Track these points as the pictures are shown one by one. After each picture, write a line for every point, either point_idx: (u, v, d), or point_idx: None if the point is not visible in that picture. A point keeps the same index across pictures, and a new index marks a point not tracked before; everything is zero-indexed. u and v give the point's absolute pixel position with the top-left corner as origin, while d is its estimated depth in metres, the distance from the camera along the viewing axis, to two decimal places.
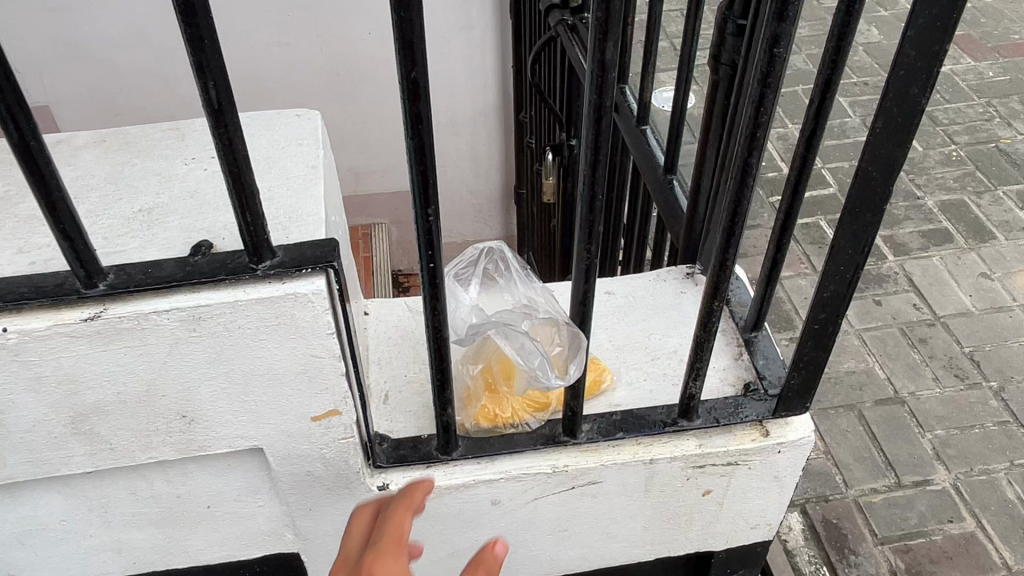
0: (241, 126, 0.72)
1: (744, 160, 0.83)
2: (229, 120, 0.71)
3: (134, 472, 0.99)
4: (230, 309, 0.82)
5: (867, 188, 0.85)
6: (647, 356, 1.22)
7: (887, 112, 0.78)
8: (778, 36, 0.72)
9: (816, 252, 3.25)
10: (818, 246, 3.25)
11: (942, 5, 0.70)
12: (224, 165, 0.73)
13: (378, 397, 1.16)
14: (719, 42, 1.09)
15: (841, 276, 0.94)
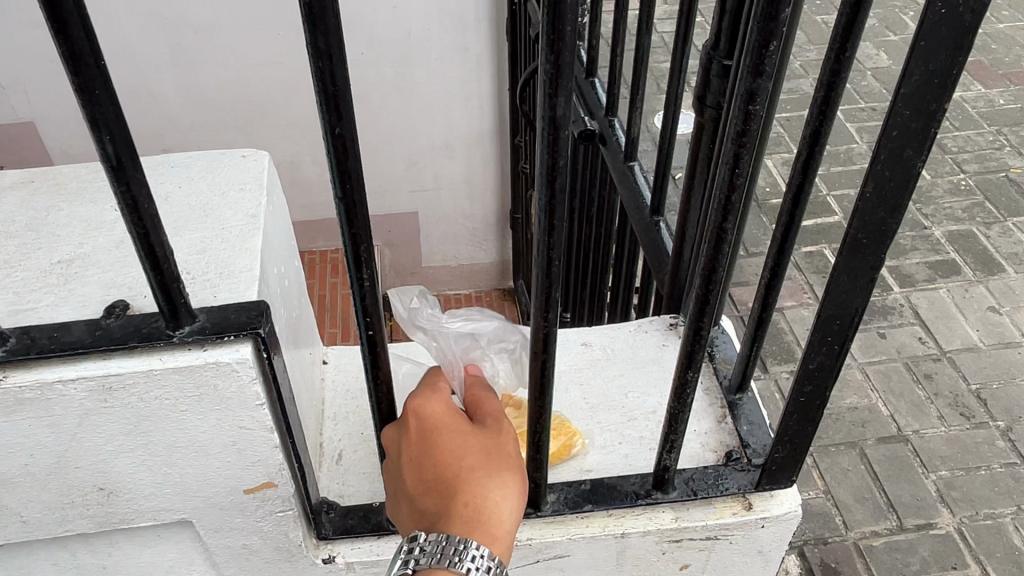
0: (146, 184, 0.64)
1: (719, 225, 0.74)
2: (132, 177, 0.63)
3: (52, 544, 0.90)
4: (145, 379, 0.74)
5: (857, 255, 0.76)
6: (623, 417, 1.13)
7: (878, 176, 0.70)
8: (754, 92, 0.64)
9: (819, 282, 3.16)
10: (821, 276, 3.16)
11: (940, 60, 0.62)
12: (129, 227, 0.65)
13: (331, 456, 1.08)
14: (703, 83, 1.00)
15: (829, 347, 0.85)
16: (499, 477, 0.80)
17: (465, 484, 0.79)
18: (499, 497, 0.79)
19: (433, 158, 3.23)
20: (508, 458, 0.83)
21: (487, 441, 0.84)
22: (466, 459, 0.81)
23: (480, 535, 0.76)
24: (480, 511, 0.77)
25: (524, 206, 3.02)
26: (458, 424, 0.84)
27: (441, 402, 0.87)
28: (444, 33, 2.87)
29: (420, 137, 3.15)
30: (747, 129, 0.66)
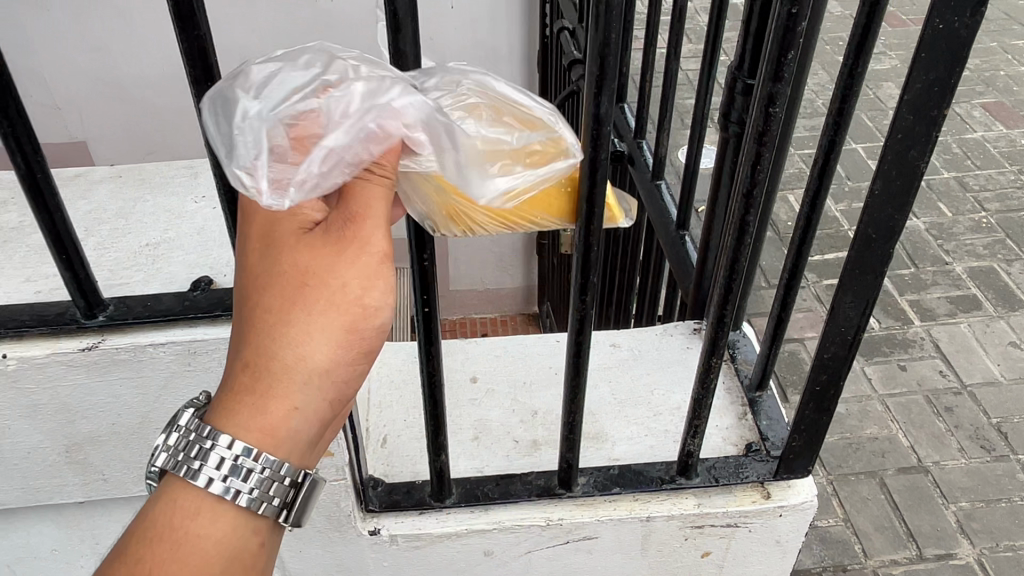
0: None
1: (742, 219, 0.83)
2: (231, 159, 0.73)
3: (126, 505, 0.99)
4: (226, 345, 0.83)
5: (867, 250, 0.84)
6: (650, 412, 1.21)
7: (885, 175, 0.78)
8: (774, 96, 0.73)
9: None
10: None
11: (939, 70, 0.70)
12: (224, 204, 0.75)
13: (376, 441, 1.15)
14: (728, 101, 1.04)
15: (842, 337, 0.92)
16: (294, 335, 0.68)
17: (257, 331, 0.69)
18: (294, 359, 0.68)
19: None
20: (319, 309, 0.68)
21: (301, 266, 0.68)
22: (264, 302, 0.69)
23: (254, 407, 0.69)
24: (257, 368, 0.68)
25: (551, 233, 3.11)
26: (284, 240, 0.69)
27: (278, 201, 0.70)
28: (478, 65, 2.99)
29: None
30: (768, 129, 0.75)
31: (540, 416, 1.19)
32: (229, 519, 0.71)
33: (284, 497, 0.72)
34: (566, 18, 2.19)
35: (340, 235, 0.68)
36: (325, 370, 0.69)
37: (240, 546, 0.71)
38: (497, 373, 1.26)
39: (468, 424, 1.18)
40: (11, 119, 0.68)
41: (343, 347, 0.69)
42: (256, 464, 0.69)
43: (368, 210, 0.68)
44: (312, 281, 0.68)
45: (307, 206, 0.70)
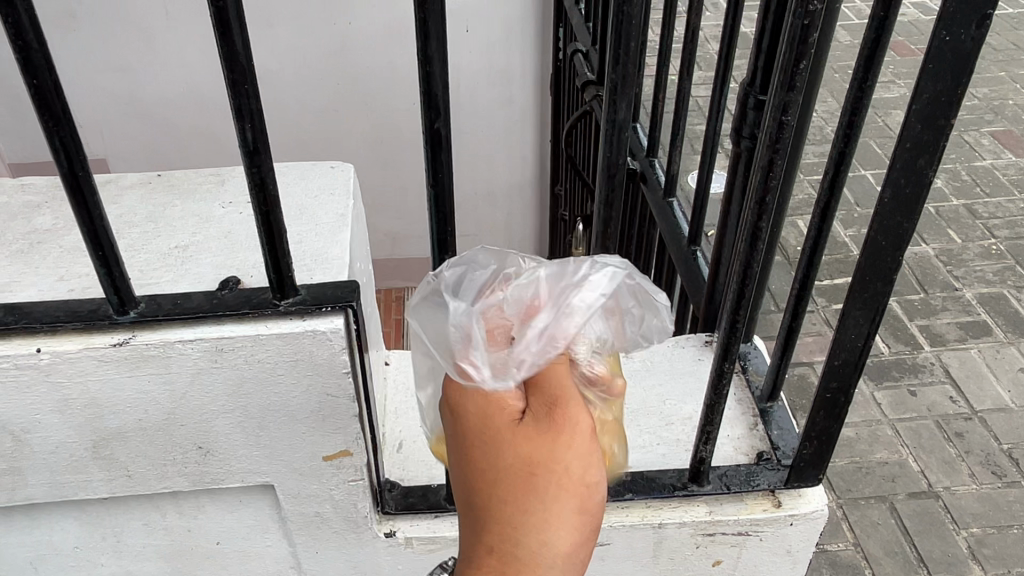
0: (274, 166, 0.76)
1: (754, 225, 0.85)
2: (263, 161, 0.76)
3: (148, 503, 1.01)
4: (252, 342, 0.85)
5: (878, 257, 0.86)
6: (661, 422, 1.22)
7: (895, 182, 0.80)
8: (787, 104, 0.76)
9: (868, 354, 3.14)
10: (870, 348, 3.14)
11: (948, 80, 0.73)
12: (254, 204, 0.78)
13: (392, 445, 1.17)
14: (740, 116, 1.04)
15: (852, 344, 0.94)
16: (535, 516, 0.64)
17: (496, 527, 0.65)
18: (534, 545, 0.63)
19: (475, 206, 3.39)
20: (555, 486, 0.65)
21: (522, 458, 0.66)
22: (497, 507, 0.65)
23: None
24: (503, 561, 0.63)
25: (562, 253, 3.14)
26: (501, 431, 0.68)
27: (483, 405, 0.70)
28: (492, 87, 3.05)
29: (466, 187, 3.32)
30: (780, 137, 0.77)
31: None
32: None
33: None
34: (579, 41, 2.23)
35: (551, 421, 0.67)
36: (573, 562, 0.64)
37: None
38: None
39: None
40: (55, 116, 0.72)
41: (585, 529, 0.65)
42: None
43: (565, 387, 0.69)
44: (538, 459, 0.66)
45: (510, 403, 0.70)
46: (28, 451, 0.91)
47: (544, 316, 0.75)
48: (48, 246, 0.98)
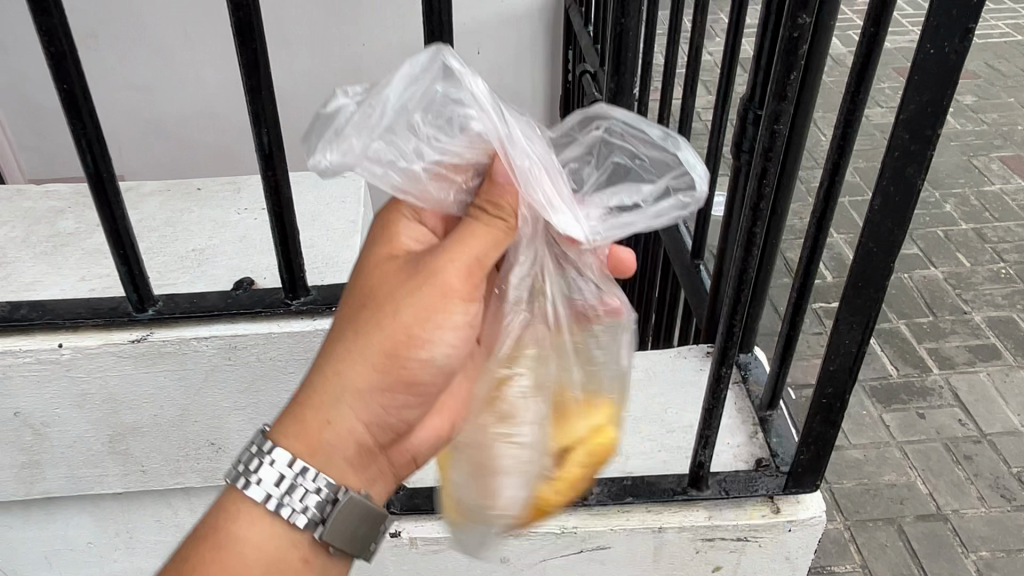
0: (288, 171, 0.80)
1: (749, 230, 0.88)
2: (278, 165, 0.79)
3: (161, 499, 1.04)
4: (264, 340, 0.89)
5: (870, 263, 0.89)
6: (664, 429, 1.24)
7: (885, 191, 0.83)
8: (778, 114, 0.80)
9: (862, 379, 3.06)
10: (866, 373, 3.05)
11: (932, 90, 0.76)
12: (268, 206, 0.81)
13: None
14: (740, 131, 1.05)
15: (846, 350, 0.97)
16: (351, 351, 0.77)
17: (333, 344, 0.80)
18: (339, 378, 0.78)
19: None
20: (379, 328, 0.77)
21: (372, 291, 0.79)
22: (340, 326, 0.80)
23: (301, 415, 0.78)
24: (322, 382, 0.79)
25: None
26: (377, 271, 0.81)
27: (385, 234, 0.84)
28: None
29: None
30: (773, 145, 0.81)
31: None
32: (274, 528, 0.80)
33: (321, 511, 0.79)
34: (587, 63, 2.27)
35: (412, 268, 0.79)
36: (361, 392, 0.78)
37: (291, 552, 0.80)
38: None
39: None
40: (83, 121, 0.76)
41: (383, 376, 0.78)
42: (288, 474, 0.78)
43: (461, 245, 0.78)
44: (379, 300, 0.78)
45: (406, 243, 0.83)
46: (46, 445, 0.95)
47: (478, 132, 0.81)
48: (70, 248, 1.02)
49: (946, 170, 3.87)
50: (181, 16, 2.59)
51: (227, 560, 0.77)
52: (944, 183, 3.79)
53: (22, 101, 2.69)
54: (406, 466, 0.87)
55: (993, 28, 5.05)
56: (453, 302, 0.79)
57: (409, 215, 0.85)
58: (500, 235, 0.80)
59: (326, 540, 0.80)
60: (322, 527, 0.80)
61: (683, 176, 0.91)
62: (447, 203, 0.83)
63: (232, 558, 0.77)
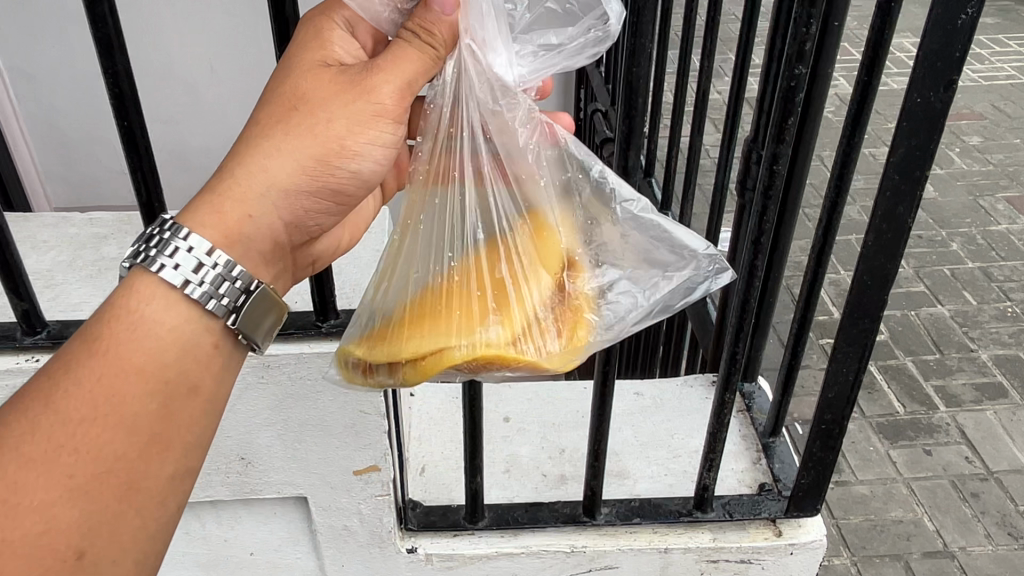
0: None
1: (750, 263, 0.94)
2: None
3: (191, 511, 1.11)
4: (296, 360, 0.99)
5: (864, 295, 0.94)
6: (669, 454, 1.29)
7: (878, 228, 0.89)
8: (777, 155, 0.86)
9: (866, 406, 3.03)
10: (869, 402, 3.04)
11: (919, 136, 0.82)
12: None
13: (416, 468, 1.24)
14: (744, 173, 1.12)
15: (843, 379, 1.02)
16: (275, 143, 0.74)
17: (247, 135, 0.75)
18: (260, 168, 0.74)
19: None
20: (305, 128, 0.74)
21: (304, 90, 0.75)
22: (263, 116, 0.75)
23: (213, 203, 0.74)
24: (235, 168, 0.74)
25: None
26: (305, 74, 0.76)
27: (317, 39, 0.79)
28: None
29: None
30: (772, 184, 0.88)
31: (567, 453, 1.28)
32: (183, 312, 0.72)
33: (234, 299, 0.74)
34: (598, 102, 2.36)
35: (345, 78, 0.76)
36: (286, 188, 0.75)
37: (198, 339, 0.73)
38: (528, 414, 1.35)
39: (501, 458, 1.28)
40: (138, 153, 0.84)
41: (306, 175, 0.75)
42: (207, 257, 0.72)
43: (396, 62, 0.76)
44: (311, 103, 0.75)
45: (338, 49, 0.79)
46: None
47: None
48: (113, 271, 1.10)
49: (952, 210, 3.90)
50: (206, 50, 2.67)
51: (135, 344, 0.69)
52: (950, 223, 3.82)
53: (52, 132, 2.78)
54: (302, 264, 0.86)
55: (999, 71, 5.12)
56: (387, 119, 0.77)
57: (341, 25, 0.80)
58: (429, 61, 0.78)
59: (230, 327, 0.75)
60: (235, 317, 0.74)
61: (604, 15, 0.87)
62: (381, 16, 0.78)
63: (140, 339, 0.69)
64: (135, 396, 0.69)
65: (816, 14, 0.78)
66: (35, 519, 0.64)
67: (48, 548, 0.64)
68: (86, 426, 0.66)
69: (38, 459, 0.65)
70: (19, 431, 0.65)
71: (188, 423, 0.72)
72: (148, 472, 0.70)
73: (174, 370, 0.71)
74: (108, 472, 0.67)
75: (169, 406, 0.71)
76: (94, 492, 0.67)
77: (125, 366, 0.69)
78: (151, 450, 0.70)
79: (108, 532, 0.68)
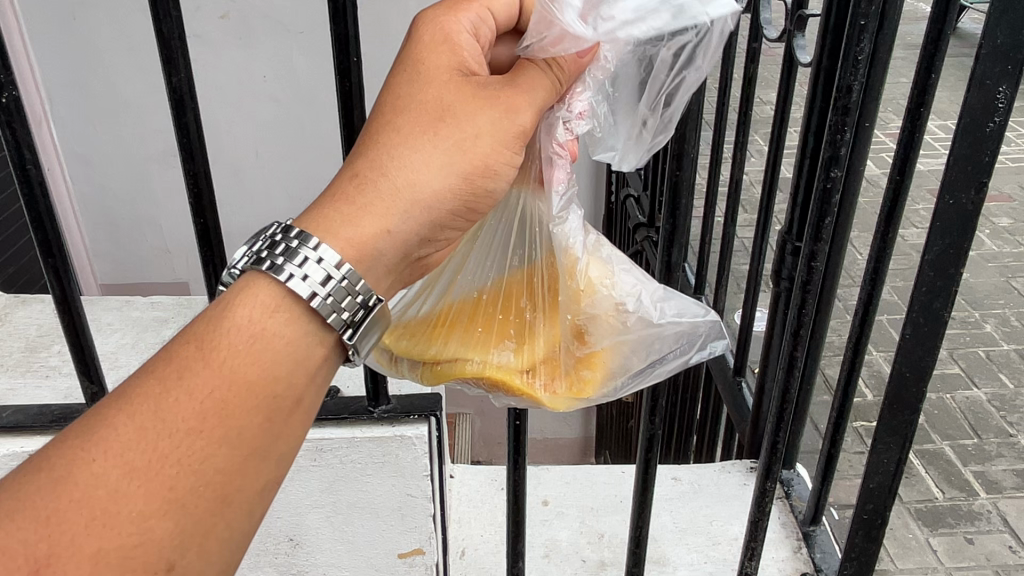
0: None
1: (790, 354, 0.97)
2: None
3: None
4: (347, 444, 1.08)
5: (902, 387, 0.91)
6: (708, 540, 1.29)
7: (914, 321, 0.87)
8: (814, 253, 0.90)
9: (908, 484, 2.92)
10: (910, 479, 2.93)
11: (953, 235, 0.80)
12: None
13: (456, 551, 1.26)
14: (779, 261, 1.17)
15: (885, 468, 0.97)
16: (404, 157, 0.71)
17: (379, 151, 0.71)
18: (397, 185, 0.70)
19: None
20: (441, 143, 0.72)
21: (445, 101, 0.73)
22: (401, 127, 0.72)
23: (345, 214, 0.70)
24: (362, 185, 0.70)
25: None
26: (448, 89, 0.73)
27: (446, 38, 0.75)
28: None
29: None
30: (810, 280, 0.91)
31: (606, 539, 1.29)
32: (290, 320, 0.67)
33: (353, 313, 0.68)
34: (631, 187, 2.42)
35: (494, 99, 0.74)
36: (424, 202, 0.71)
37: (307, 354, 0.67)
38: (567, 497, 1.37)
39: (540, 542, 1.29)
40: (210, 245, 0.92)
41: (450, 192, 0.72)
42: (335, 271, 0.67)
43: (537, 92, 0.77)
44: (446, 117, 0.72)
45: (467, 54, 0.75)
46: None
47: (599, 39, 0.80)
48: None
49: (984, 291, 3.88)
50: (253, 138, 2.78)
51: (252, 355, 0.64)
52: (982, 304, 3.80)
53: (101, 212, 2.90)
54: None
55: None
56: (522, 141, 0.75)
57: (474, 29, 0.77)
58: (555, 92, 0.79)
59: (341, 342, 0.70)
60: (350, 333, 0.69)
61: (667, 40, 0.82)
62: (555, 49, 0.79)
63: (263, 353, 0.64)
64: (241, 410, 0.63)
65: (850, 122, 0.82)
66: (131, 530, 0.58)
67: (141, 557, 0.58)
68: (193, 440, 0.61)
69: (142, 465, 0.59)
70: (130, 437, 0.59)
71: (286, 446, 0.66)
72: (243, 491, 0.63)
73: (282, 386, 0.65)
74: (211, 487, 0.61)
75: (273, 422, 0.65)
76: (191, 506, 0.61)
77: (238, 381, 0.63)
78: (251, 467, 0.63)
79: (198, 547, 0.61)
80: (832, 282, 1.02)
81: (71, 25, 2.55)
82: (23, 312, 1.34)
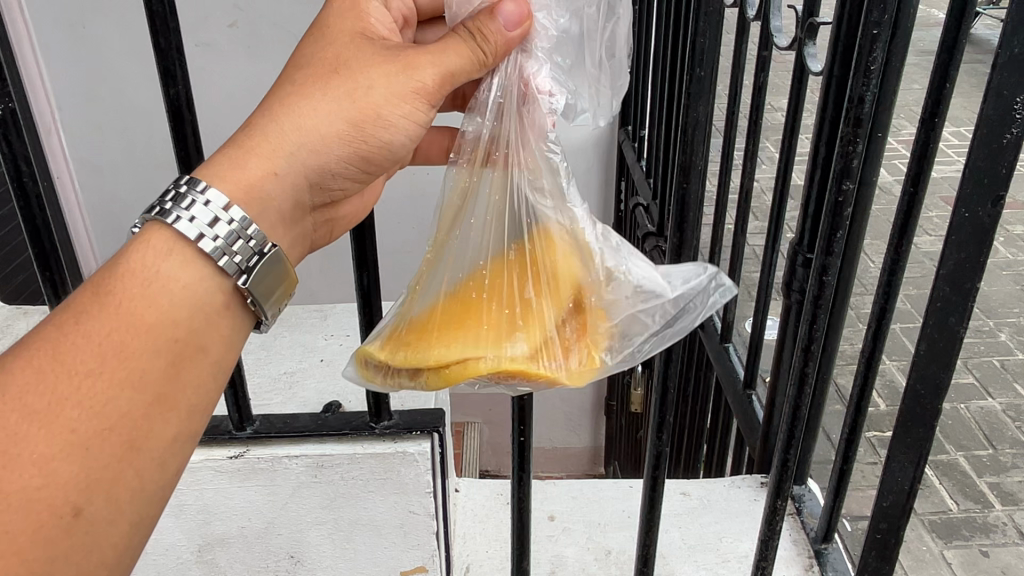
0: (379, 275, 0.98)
1: (801, 369, 0.95)
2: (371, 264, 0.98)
3: None
4: (348, 461, 1.08)
5: (917, 404, 0.89)
6: (717, 558, 1.26)
7: (929, 336, 0.84)
8: (825, 267, 0.88)
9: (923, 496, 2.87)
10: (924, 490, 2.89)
11: (967, 250, 0.78)
12: (359, 308, 0.99)
13: (459, 568, 1.25)
14: (790, 273, 1.14)
15: (898, 486, 0.95)
16: (295, 104, 0.75)
17: (274, 102, 0.76)
18: (286, 128, 0.74)
19: None
20: (334, 92, 0.76)
21: (342, 57, 0.78)
22: (297, 79, 0.77)
23: (233, 156, 0.74)
24: (254, 130, 0.75)
25: (620, 394, 3.17)
26: (347, 47, 0.79)
27: (352, 8, 0.82)
28: None
29: None
30: (821, 293, 0.90)
31: (613, 555, 1.26)
32: (187, 265, 0.70)
33: (246, 259, 0.72)
34: (641, 196, 2.40)
35: (392, 56, 0.79)
36: (313, 146, 0.75)
37: (206, 300, 0.70)
38: (573, 512, 1.34)
39: (546, 558, 1.27)
40: None
41: (336, 137, 0.76)
42: (223, 213, 0.70)
43: (443, 53, 0.79)
44: (341, 69, 0.77)
45: (372, 23, 0.83)
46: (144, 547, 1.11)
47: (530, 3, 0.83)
48: None
49: (999, 299, 3.84)
50: None
51: (149, 300, 0.67)
52: (997, 312, 3.75)
53: (108, 221, 2.91)
54: (320, 238, 0.87)
55: None
56: (421, 98, 0.79)
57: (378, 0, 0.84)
58: (479, 63, 0.81)
59: (239, 289, 0.73)
60: (246, 278, 0.72)
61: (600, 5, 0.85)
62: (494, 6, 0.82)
63: (161, 298, 0.67)
64: (141, 350, 0.66)
65: (862, 134, 0.80)
66: (34, 473, 0.60)
67: (45, 499, 0.60)
68: (89, 380, 0.63)
69: (42, 409, 0.62)
70: (27, 382, 0.62)
71: (191, 387, 0.69)
72: (150, 434, 0.66)
73: (184, 329, 0.68)
74: (116, 431, 0.64)
75: (177, 368, 0.68)
76: (96, 449, 0.63)
77: (135, 322, 0.66)
78: (157, 413, 0.66)
79: (108, 490, 0.64)
80: (845, 296, 1.00)
81: (79, 36, 2.56)
82: (25, 323, 1.33)
